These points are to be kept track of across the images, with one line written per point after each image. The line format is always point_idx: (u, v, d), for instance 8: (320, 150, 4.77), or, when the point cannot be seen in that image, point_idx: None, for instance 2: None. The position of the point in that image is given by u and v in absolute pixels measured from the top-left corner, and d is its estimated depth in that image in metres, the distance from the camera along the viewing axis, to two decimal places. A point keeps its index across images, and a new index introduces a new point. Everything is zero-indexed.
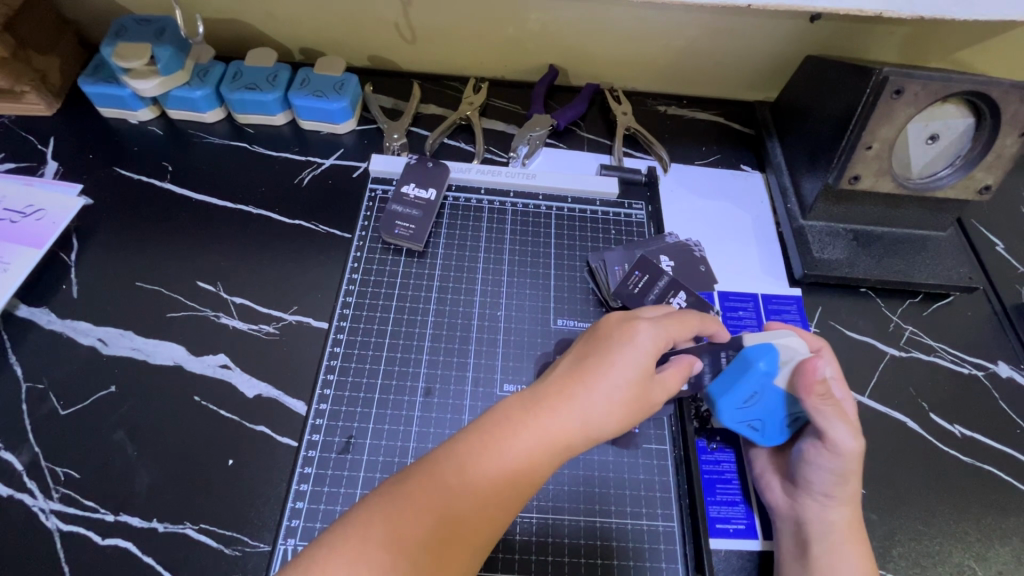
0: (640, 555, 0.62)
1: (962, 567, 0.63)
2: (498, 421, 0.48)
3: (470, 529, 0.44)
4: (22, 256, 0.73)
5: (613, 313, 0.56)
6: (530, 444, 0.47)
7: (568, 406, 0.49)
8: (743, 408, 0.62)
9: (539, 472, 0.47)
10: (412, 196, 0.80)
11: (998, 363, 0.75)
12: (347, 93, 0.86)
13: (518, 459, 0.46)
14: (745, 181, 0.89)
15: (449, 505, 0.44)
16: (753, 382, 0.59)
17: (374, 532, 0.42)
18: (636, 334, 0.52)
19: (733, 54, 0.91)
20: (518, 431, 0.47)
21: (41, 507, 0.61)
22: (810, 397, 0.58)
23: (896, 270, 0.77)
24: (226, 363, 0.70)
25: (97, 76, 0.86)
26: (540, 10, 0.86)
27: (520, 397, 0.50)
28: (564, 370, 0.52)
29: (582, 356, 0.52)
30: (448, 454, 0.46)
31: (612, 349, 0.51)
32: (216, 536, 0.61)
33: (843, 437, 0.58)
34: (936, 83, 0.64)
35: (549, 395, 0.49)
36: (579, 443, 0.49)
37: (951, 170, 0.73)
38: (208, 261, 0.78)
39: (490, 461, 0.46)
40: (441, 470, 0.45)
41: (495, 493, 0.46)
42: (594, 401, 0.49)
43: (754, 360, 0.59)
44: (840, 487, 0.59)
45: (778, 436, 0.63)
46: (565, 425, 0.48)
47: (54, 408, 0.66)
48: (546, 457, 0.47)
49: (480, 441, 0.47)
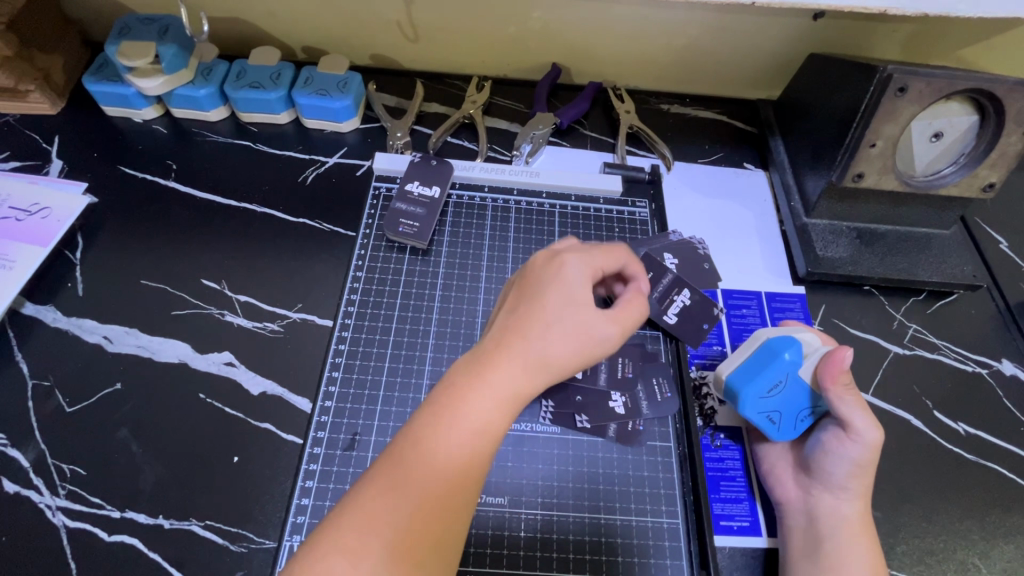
0: (645, 551, 0.62)
1: (967, 565, 0.63)
2: (447, 391, 0.48)
3: (446, 499, 0.44)
4: (28, 255, 0.74)
5: (538, 256, 0.58)
6: (485, 404, 0.47)
7: (508, 357, 0.49)
8: (766, 398, 0.62)
9: (497, 426, 0.47)
10: (416, 195, 0.80)
11: (1002, 361, 0.75)
12: (350, 91, 0.86)
13: (474, 421, 0.46)
14: (747, 179, 0.89)
15: (418, 482, 0.44)
16: (778, 370, 0.62)
17: (349, 525, 0.42)
18: (563, 270, 0.54)
19: (736, 52, 0.91)
20: (468, 395, 0.47)
21: (47, 504, 0.61)
22: (834, 387, 0.60)
23: (900, 268, 0.78)
24: (230, 361, 0.70)
25: (100, 75, 0.86)
26: (543, 9, 0.86)
27: (462, 365, 0.50)
28: (501, 326, 0.52)
29: (516, 306, 0.53)
30: (405, 436, 0.46)
31: (542, 292, 0.53)
32: (221, 533, 0.61)
33: (865, 427, 0.59)
34: (940, 80, 0.64)
35: (490, 355, 0.50)
36: (530, 388, 0.49)
37: (954, 168, 0.73)
38: (212, 260, 0.78)
39: (446, 428, 0.46)
40: (401, 451, 0.45)
41: (459, 459, 0.45)
42: (535, 347, 0.50)
43: (779, 350, 0.62)
44: (858, 478, 0.60)
45: (793, 430, 0.63)
46: (511, 376, 0.49)
47: (59, 405, 0.67)
48: (502, 414, 0.48)
49: (433, 415, 0.46)
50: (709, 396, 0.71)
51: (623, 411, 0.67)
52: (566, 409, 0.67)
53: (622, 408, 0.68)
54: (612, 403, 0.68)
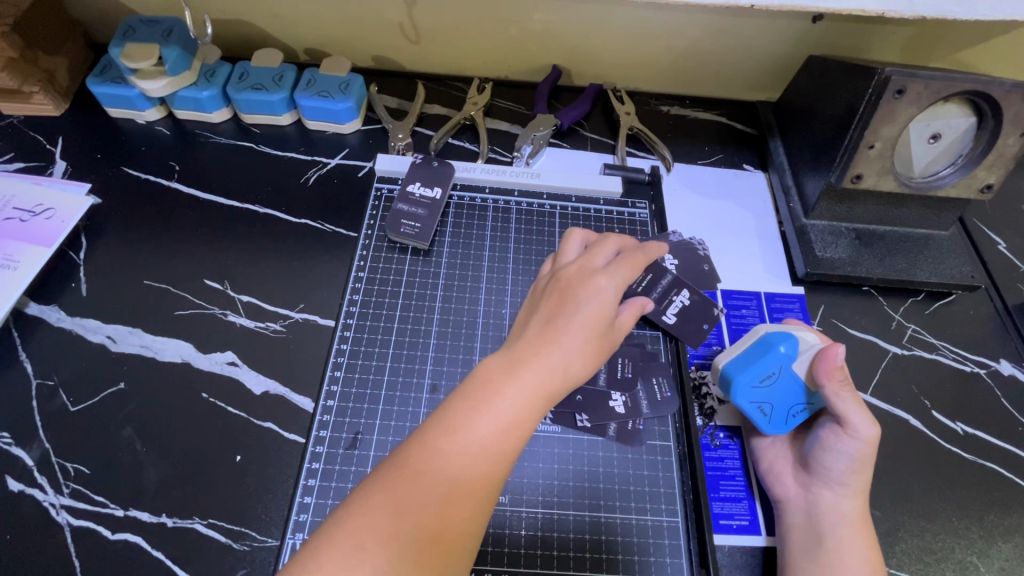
0: (645, 550, 0.62)
1: (964, 564, 0.63)
2: (480, 385, 0.49)
3: (472, 491, 0.45)
4: (32, 255, 0.74)
5: (571, 263, 0.58)
6: (517, 406, 0.48)
7: (541, 359, 0.50)
8: (758, 387, 0.63)
9: (526, 425, 0.48)
10: (417, 195, 0.81)
11: (1000, 361, 0.76)
12: (352, 93, 0.87)
13: (506, 418, 0.47)
14: (747, 180, 0.90)
15: (446, 471, 0.44)
16: (772, 362, 0.62)
17: (378, 506, 0.43)
18: (600, 286, 0.55)
19: (735, 54, 0.91)
20: (501, 391, 0.48)
21: (51, 503, 0.62)
22: (829, 383, 0.59)
23: (898, 269, 0.78)
24: (232, 361, 0.71)
25: (105, 76, 0.86)
26: (544, 11, 0.86)
27: (495, 361, 0.50)
28: (534, 327, 0.53)
29: (548, 312, 0.54)
30: (437, 425, 0.47)
31: (577, 299, 0.54)
32: (224, 531, 0.61)
33: (861, 423, 0.59)
34: (937, 82, 0.65)
35: (523, 355, 0.50)
36: (558, 391, 0.50)
37: (952, 169, 0.74)
38: (215, 260, 0.78)
39: (478, 428, 0.46)
40: (433, 440, 0.46)
41: (487, 453, 0.46)
42: (565, 351, 0.51)
43: (774, 343, 0.62)
44: (857, 475, 0.60)
45: (783, 424, 0.64)
46: (542, 377, 0.49)
47: (63, 405, 0.67)
48: (531, 414, 0.48)
49: (465, 407, 0.47)
50: (708, 395, 0.72)
51: (623, 410, 0.68)
52: (567, 408, 0.68)
53: (622, 407, 0.68)
54: (612, 402, 0.68)
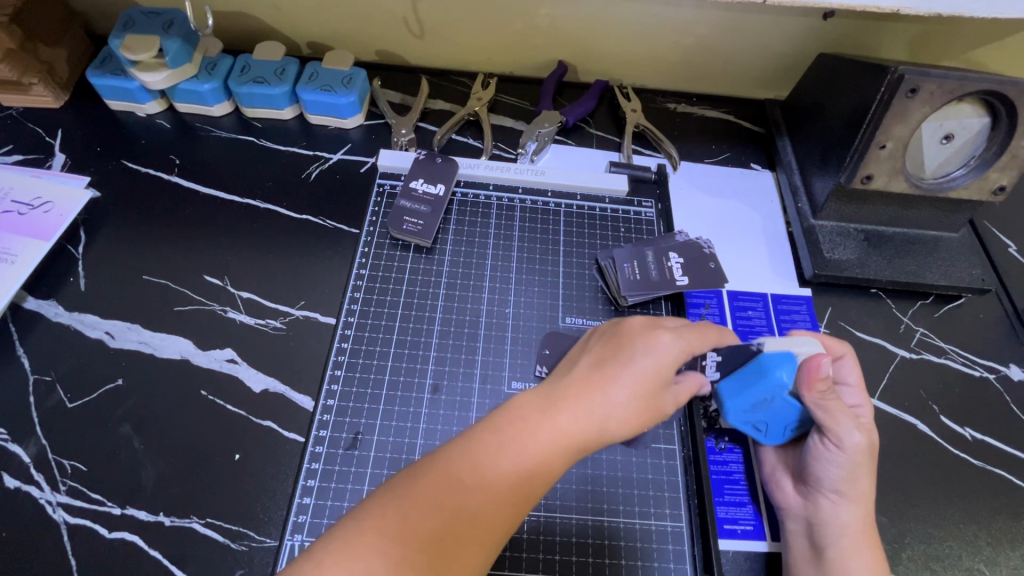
0: (648, 554, 0.61)
1: (972, 570, 0.62)
2: (512, 417, 0.48)
3: (486, 521, 0.44)
4: (29, 249, 0.73)
5: (634, 319, 0.56)
6: (547, 449, 0.47)
7: (585, 406, 0.49)
8: (750, 410, 0.62)
9: (553, 469, 0.47)
10: (420, 192, 0.79)
11: (1009, 366, 0.74)
12: (355, 87, 0.85)
13: (535, 458, 0.46)
14: (755, 179, 0.88)
15: (465, 498, 0.44)
16: (765, 388, 0.59)
17: (389, 524, 0.42)
18: (657, 345, 0.52)
19: (744, 52, 0.90)
20: (536, 433, 0.47)
21: (48, 500, 0.61)
22: (810, 393, 0.57)
23: (907, 271, 0.77)
24: (232, 358, 0.70)
25: (104, 67, 0.85)
26: (549, 5, 0.85)
27: (534, 394, 0.50)
28: (583, 372, 0.52)
29: (601, 360, 0.52)
30: (462, 448, 0.46)
31: (632, 354, 0.52)
32: (222, 531, 0.60)
33: (846, 432, 0.58)
34: (952, 81, 0.63)
35: (566, 397, 0.49)
36: (592, 443, 0.49)
37: (965, 170, 0.72)
38: (215, 255, 0.77)
39: (504, 459, 0.46)
40: (455, 468, 0.45)
41: (508, 490, 0.45)
42: (611, 407, 0.49)
43: (769, 369, 0.59)
44: (851, 482, 0.59)
45: (779, 436, 0.63)
46: (580, 426, 0.48)
47: (61, 401, 0.66)
48: (559, 459, 0.47)
49: (495, 437, 0.46)
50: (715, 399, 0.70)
51: None
52: None
53: None
54: None
